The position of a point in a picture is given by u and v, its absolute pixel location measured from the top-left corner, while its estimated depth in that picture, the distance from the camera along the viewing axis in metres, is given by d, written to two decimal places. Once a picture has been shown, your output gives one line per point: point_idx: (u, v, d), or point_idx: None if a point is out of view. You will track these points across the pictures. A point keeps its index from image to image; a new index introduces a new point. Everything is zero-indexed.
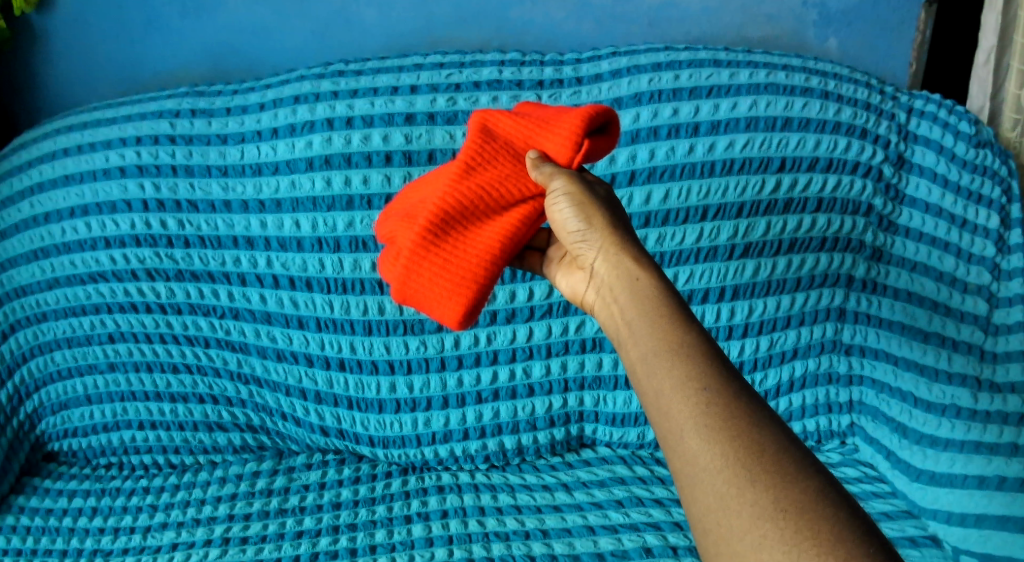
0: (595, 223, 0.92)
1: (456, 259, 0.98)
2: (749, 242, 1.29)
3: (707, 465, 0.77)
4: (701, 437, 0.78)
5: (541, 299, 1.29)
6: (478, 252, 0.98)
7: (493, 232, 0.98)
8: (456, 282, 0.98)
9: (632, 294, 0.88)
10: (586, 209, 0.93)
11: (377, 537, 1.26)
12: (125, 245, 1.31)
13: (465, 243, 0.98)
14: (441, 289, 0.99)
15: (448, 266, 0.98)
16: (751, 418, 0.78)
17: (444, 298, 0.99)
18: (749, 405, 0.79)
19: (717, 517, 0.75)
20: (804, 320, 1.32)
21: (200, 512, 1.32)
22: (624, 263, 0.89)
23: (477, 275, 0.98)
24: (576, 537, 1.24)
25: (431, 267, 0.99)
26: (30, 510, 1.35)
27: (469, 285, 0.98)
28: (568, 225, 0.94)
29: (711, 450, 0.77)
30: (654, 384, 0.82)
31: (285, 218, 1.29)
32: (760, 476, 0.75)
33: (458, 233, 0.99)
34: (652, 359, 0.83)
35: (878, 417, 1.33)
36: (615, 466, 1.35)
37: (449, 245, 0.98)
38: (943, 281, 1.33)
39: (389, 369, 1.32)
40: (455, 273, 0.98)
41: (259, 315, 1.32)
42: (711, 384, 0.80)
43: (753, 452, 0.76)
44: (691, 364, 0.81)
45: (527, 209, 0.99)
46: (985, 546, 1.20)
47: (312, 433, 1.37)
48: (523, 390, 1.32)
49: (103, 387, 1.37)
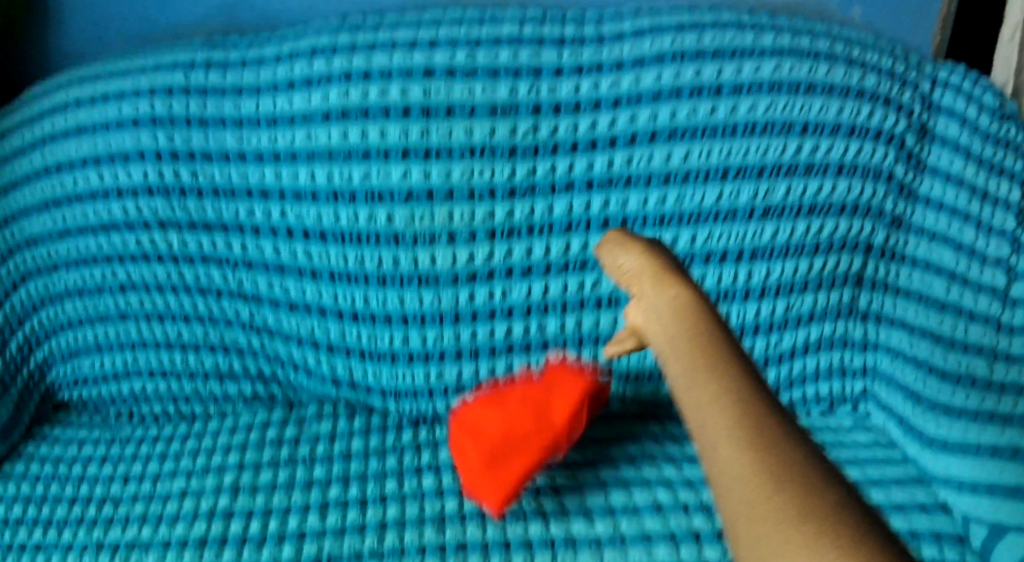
0: (634, 250, 0.84)
1: (493, 483, 1.18)
2: (769, 205, 1.29)
3: (748, 476, 0.67)
4: (738, 447, 0.68)
5: (558, 256, 1.30)
6: (508, 476, 1.18)
7: (521, 463, 1.18)
8: (490, 489, 1.18)
9: (671, 307, 0.78)
10: (626, 242, 0.85)
11: (388, 488, 1.25)
12: (138, 195, 1.31)
13: (500, 468, 1.18)
14: (482, 486, 1.19)
15: (487, 481, 1.19)
16: (789, 436, 0.69)
17: (483, 490, 1.19)
18: (786, 424, 0.71)
19: (758, 533, 0.65)
20: (820, 285, 1.32)
21: (210, 461, 1.32)
22: (662, 280, 0.80)
23: (506, 487, 1.18)
24: (587, 492, 1.23)
25: (477, 486, 1.20)
26: (41, 458, 1.36)
27: (499, 496, 1.18)
28: (611, 257, 0.85)
29: (749, 460, 0.68)
30: (689, 395, 0.72)
31: (300, 170, 1.28)
32: (802, 491, 0.66)
33: (495, 470, 1.19)
34: (687, 367, 0.74)
35: (892, 384, 1.34)
36: (627, 422, 1.36)
37: (489, 470, 1.19)
38: (961, 252, 1.31)
39: (402, 321, 1.33)
40: (489, 489, 1.18)
41: (272, 266, 1.32)
42: (746, 395, 0.71)
43: (793, 467, 0.67)
44: (727, 373, 0.72)
45: (549, 441, 1.19)
46: (996, 515, 1.16)
47: (324, 385, 1.38)
48: (537, 344, 1.32)
49: (114, 336, 1.38)
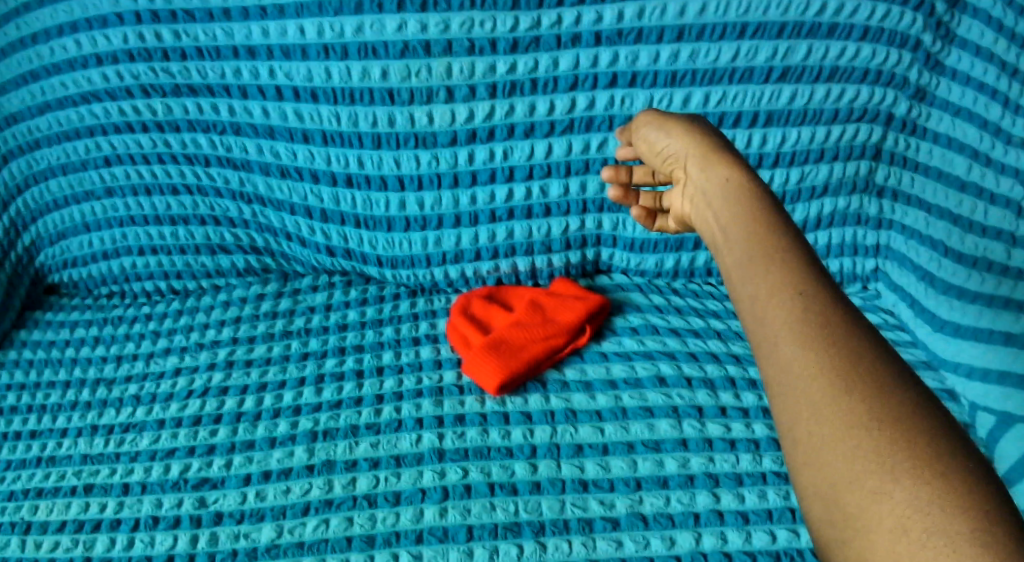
0: (676, 133, 0.88)
1: (500, 364, 1.17)
2: (788, 66, 1.20)
3: (802, 374, 0.69)
4: (797, 345, 0.70)
5: (562, 114, 1.22)
6: (517, 363, 1.18)
7: (533, 349, 1.19)
8: (494, 372, 1.17)
9: (724, 196, 0.80)
10: (666, 125, 0.89)
11: (385, 359, 1.23)
12: (118, 61, 1.21)
13: (510, 352, 1.19)
14: (485, 370, 1.18)
15: (493, 363, 1.18)
16: (852, 331, 0.70)
17: (486, 375, 1.17)
18: (848, 315, 0.71)
19: (809, 428, 0.67)
20: (839, 155, 1.25)
21: (203, 337, 1.29)
22: (710, 166, 0.83)
23: (511, 373, 1.17)
24: (588, 364, 1.21)
25: (480, 369, 1.18)
26: (33, 344, 1.32)
27: (504, 378, 1.16)
28: (652, 140, 0.90)
29: (807, 358, 0.69)
30: (748, 290, 0.74)
31: (288, 25, 1.17)
32: (857, 389, 0.67)
33: (505, 352, 1.19)
34: (747, 265, 0.75)
35: (905, 265, 1.29)
36: (632, 293, 1.30)
37: (499, 353, 1.18)
38: (987, 130, 1.24)
39: (398, 185, 1.27)
40: (495, 370, 1.17)
41: (261, 130, 1.24)
42: (807, 290, 0.72)
43: (852, 364, 0.68)
44: (787, 270, 0.73)
45: (562, 339, 1.21)
46: (1005, 406, 1.13)
47: (318, 254, 1.33)
48: (539, 210, 1.27)
49: (101, 214, 1.33)
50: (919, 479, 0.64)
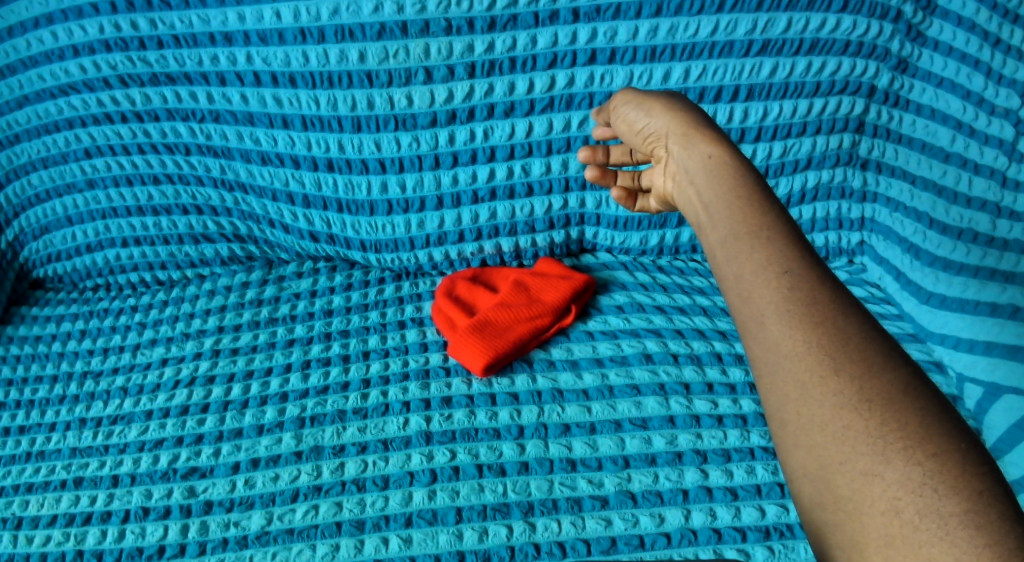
0: (657, 110, 0.85)
1: (485, 344, 1.17)
2: (768, 39, 1.19)
3: (791, 353, 0.68)
4: (783, 323, 0.69)
5: (542, 92, 1.21)
6: (501, 343, 1.18)
7: (517, 330, 1.19)
8: (479, 353, 1.17)
9: (707, 173, 0.79)
10: (645, 102, 0.86)
11: (371, 343, 1.22)
12: (95, 51, 1.20)
13: (495, 334, 1.19)
14: (470, 351, 1.18)
15: (478, 343, 1.18)
16: (838, 305, 0.70)
17: (471, 356, 1.17)
18: (835, 291, 0.71)
19: (798, 407, 0.67)
20: (821, 129, 1.25)
21: (189, 326, 1.28)
22: (691, 141, 0.81)
23: (496, 353, 1.17)
24: (574, 342, 1.21)
25: (465, 349, 1.18)
26: (20, 339, 1.30)
27: (489, 358, 1.16)
28: (631, 119, 0.87)
29: (794, 336, 0.69)
30: (733, 269, 0.73)
31: (264, 9, 1.16)
32: (846, 367, 0.67)
33: (490, 333, 1.19)
34: (731, 242, 0.74)
35: (890, 237, 1.29)
36: (617, 272, 1.30)
37: (484, 334, 1.19)
38: (969, 100, 1.25)
39: (379, 168, 1.26)
40: (480, 350, 1.17)
41: (241, 117, 1.23)
42: (793, 267, 0.71)
43: (839, 339, 0.68)
44: (771, 248, 0.72)
45: (547, 319, 1.21)
46: (992, 375, 1.14)
47: (302, 240, 1.33)
48: (521, 189, 1.27)
49: (83, 206, 1.32)
50: (910, 453, 0.64)
